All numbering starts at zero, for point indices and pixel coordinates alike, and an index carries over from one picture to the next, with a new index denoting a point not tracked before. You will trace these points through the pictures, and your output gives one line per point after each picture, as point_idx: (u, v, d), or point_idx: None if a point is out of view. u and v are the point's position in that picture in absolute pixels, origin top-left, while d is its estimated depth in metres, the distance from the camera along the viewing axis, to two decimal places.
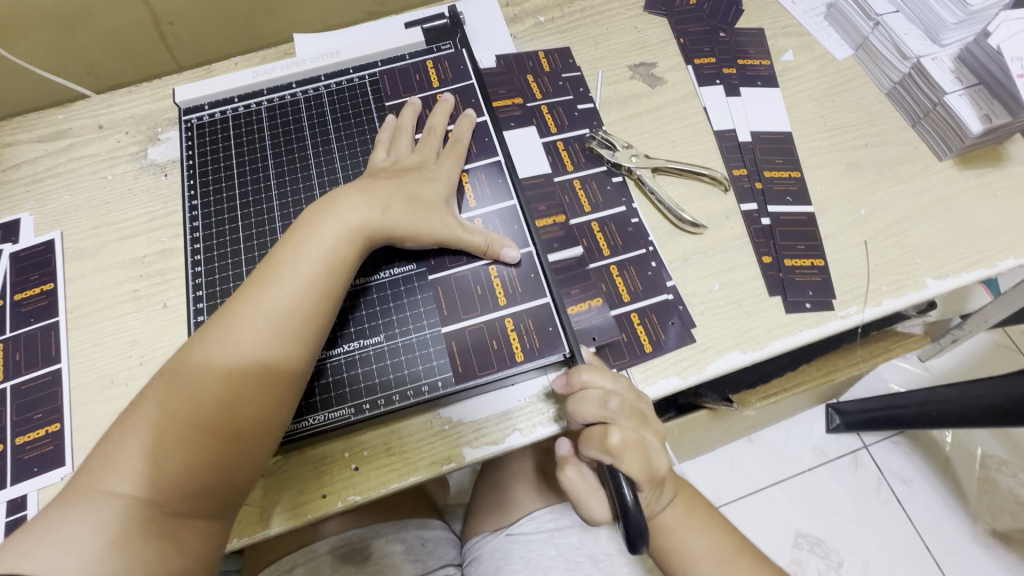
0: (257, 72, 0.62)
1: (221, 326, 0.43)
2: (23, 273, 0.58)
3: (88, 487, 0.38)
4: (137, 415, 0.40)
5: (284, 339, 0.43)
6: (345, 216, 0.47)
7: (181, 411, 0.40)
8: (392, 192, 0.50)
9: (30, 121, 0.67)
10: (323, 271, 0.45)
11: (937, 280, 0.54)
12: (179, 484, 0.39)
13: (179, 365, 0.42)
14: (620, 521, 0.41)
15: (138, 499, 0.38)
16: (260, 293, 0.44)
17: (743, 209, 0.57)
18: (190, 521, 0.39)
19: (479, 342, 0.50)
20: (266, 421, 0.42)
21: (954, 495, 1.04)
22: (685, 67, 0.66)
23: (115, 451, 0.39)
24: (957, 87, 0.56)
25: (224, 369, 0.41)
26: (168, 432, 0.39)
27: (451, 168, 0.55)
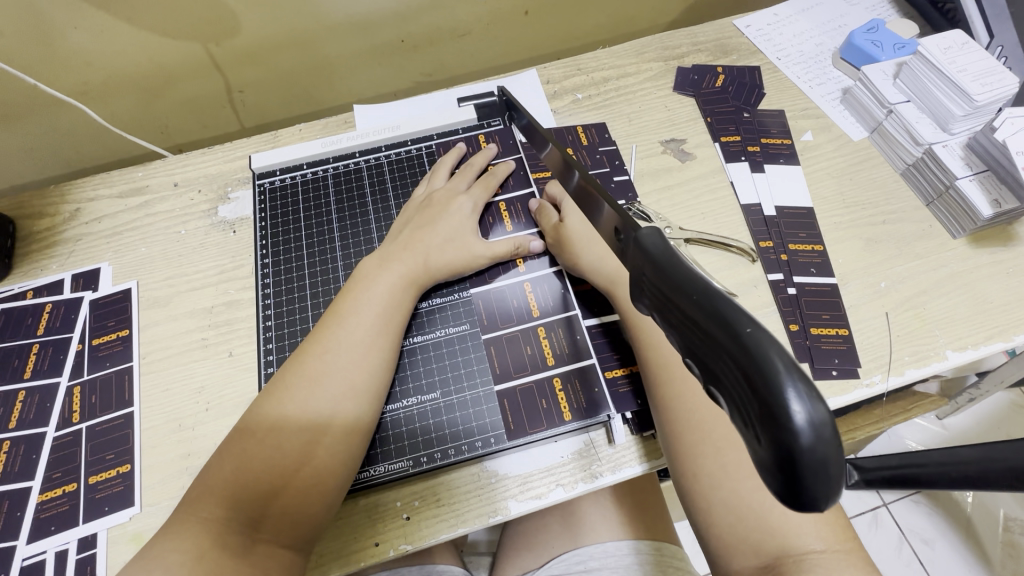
0: (325, 143, 0.69)
1: (299, 362, 0.49)
2: (101, 319, 0.63)
3: (189, 513, 0.42)
4: (230, 445, 0.46)
5: (356, 382, 0.49)
6: (397, 266, 0.55)
7: (266, 439, 0.45)
8: (441, 245, 0.57)
9: (112, 177, 0.73)
10: (383, 311, 0.52)
11: (956, 352, 0.57)
12: (267, 512, 0.43)
13: (262, 406, 0.47)
14: (775, 464, 0.20)
15: (229, 526, 0.42)
16: (329, 341, 0.50)
17: (770, 279, 0.61)
18: (275, 549, 0.43)
19: (528, 400, 0.54)
20: (340, 457, 0.46)
21: (977, 557, 1.07)
22: (712, 144, 0.71)
23: (212, 478, 0.44)
24: (968, 172, 0.61)
25: (301, 401, 0.47)
26: (255, 459, 0.44)
27: (478, 197, 0.62)
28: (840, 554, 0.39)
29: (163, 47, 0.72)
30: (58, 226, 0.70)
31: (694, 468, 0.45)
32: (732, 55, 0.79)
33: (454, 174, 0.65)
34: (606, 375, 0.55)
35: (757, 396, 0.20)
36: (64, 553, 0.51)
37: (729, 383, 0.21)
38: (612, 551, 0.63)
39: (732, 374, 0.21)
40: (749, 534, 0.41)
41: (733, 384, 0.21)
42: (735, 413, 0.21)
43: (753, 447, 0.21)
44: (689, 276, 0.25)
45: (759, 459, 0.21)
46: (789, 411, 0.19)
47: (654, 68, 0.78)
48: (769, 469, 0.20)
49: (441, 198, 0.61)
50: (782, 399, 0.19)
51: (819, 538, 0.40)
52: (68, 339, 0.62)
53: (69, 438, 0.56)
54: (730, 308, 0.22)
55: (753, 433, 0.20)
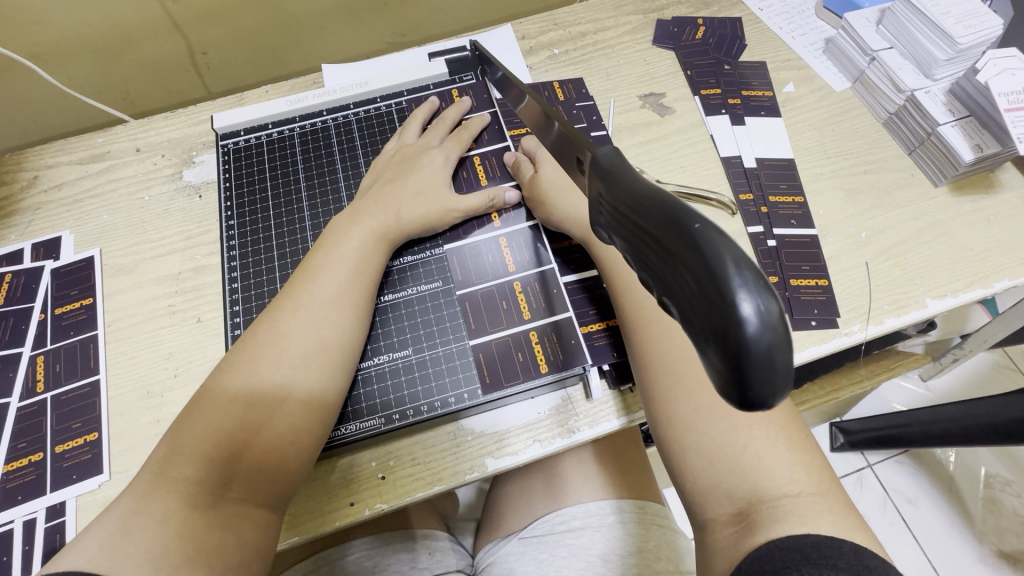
0: (290, 101, 0.67)
1: (269, 321, 0.47)
2: (63, 287, 0.61)
3: (157, 475, 0.41)
4: (200, 404, 0.44)
5: (327, 340, 0.47)
6: (367, 221, 0.53)
7: (236, 399, 0.44)
8: (411, 192, 0.56)
9: (71, 143, 0.70)
10: (355, 268, 0.51)
11: (935, 300, 0.57)
12: (237, 472, 0.42)
13: (232, 365, 0.46)
14: (724, 363, 0.20)
15: (199, 486, 0.41)
16: (297, 298, 0.48)
17: (750, 231, 0.60)
18: (247, 509, 0.42)
19: (504, 355, 0.53)
20: (314, 416, 0.45)
21: (958, 513, 1.09)
22: (692, 97, 0.69)
23: (180, 439, 0.43)
24: (950, 118, 0.60)
25: (272, 359, 0.45)
26: (225, 418, 0.43)
27: (451, 151, 0.60)
28: (813, 492, 0.39)
29: (116, 4, 0.68)
30: (15, 195, 0.67)
31: (666, 412, 0.44)
32: (713, 7, 0.77)
33: (428, 129, 0.63)
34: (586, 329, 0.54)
35: (710, 296, 0.20)
36: (32, 522, 0.50)
37: (680, 292, 0.21)
38: (594, 510, 0.63)
39: (686, 282, 0.21)
40: (718, 474, 0.41)
41: (686, 291, 0.21)
42: (685, 322, 0.22)
43: (703, 352, 0.21)
44: (645, 193, 0.25)
45: (709, 365, 0.21)
46: (739, 311, 0.19)
47: (633, 21, 0.76)
48: (720, 374, 0.20)
49: (412, 153, 0.59)
50: (735, 300, 0.19)
51: (792, 483, 0.39)
52: (29, 308, 0.60)
53: (33, 407, 0.55)
54: (685, 217, 0.22)
55: (705, 336, 0.20)
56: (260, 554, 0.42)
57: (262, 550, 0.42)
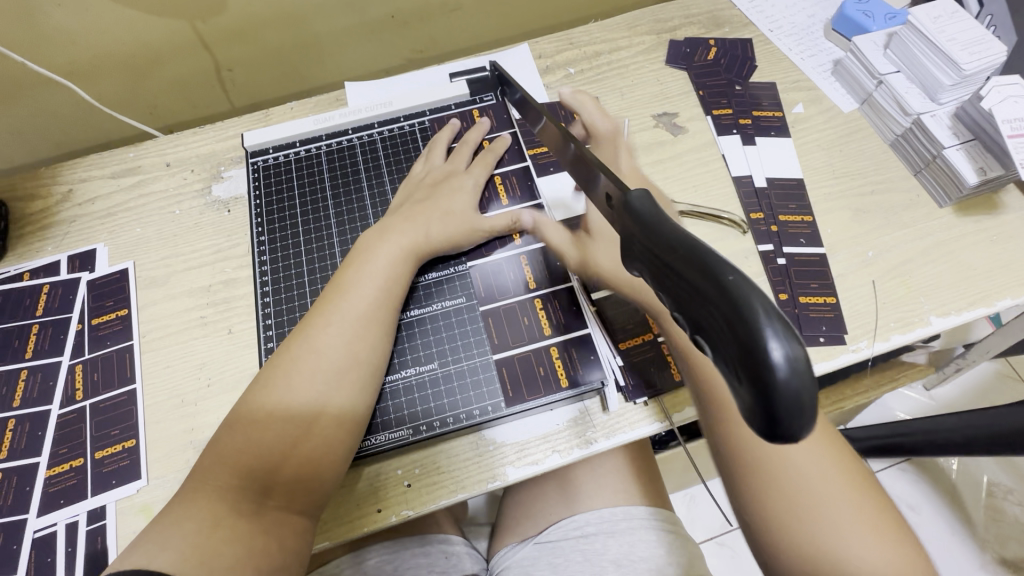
0: (317, 120, 0.69)
1: (302, 335, 0.50)
2: (99, 299, 0.63)
3: (202, 484, 0.44)
4: (238, 418, 0.47)
5: (358, 354, 0.49)
6: (396, 239, 0.56)
7: (273, 412, 0.46)
8: (435, 207, 0.59)
9: (104, 158, 0.73)
10: (384, 283, 0.53)
11: (940, 318, 0.59)
12: (276, 482, 0.44)
13: (268, 379, 0.48)
14: (754, 400, 0.22)
15: (242, 494, 0.43)
16: (329, 313, 0.50)
17: (760, 249, 0.63)
18: (287, 516, 0.45)
19: (525, 369, 0.56)
20: (346, 428, 0.48)
21: (960, 520, 1.11)
22: (704, 117, 0.72)
23: (222, 449, 0.45)
24: (954, 142, 0.62)
25: (307, 374, 0.47)
26: (264, 430, 0.45)
27: (478, 174, 0.63)
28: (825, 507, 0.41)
29: (148, 25, 0.71)
30: (51, 208, 0.69)
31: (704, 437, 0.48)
32: (724, 28, 0.79)
33: (452, 151, 0.66)
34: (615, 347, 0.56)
35: (741, 345, 0.22)
36: (74, 525, 0.53)
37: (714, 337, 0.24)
38: (607, 518, 0.66)
39: (716, 322, 0.23)
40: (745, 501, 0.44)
41: (716, 330, 0.23)
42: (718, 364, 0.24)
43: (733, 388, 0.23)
44: (676, 236, 0.27)
45: (740, 399, 0.23)
46: (769, 350, 0.21)
47: (646, 41, 0.78)
48: (751, 407, 0.23)
49: (441, 177, 0.62)
50: (764, 342, 0.21)
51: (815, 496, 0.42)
52: (67, 319, 0.63)
53: (73, 414, 0.57)
54: (715, 262, 0.24)
55: (737, 376, 0.22)
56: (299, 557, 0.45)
57: (301, 555, 0.45)
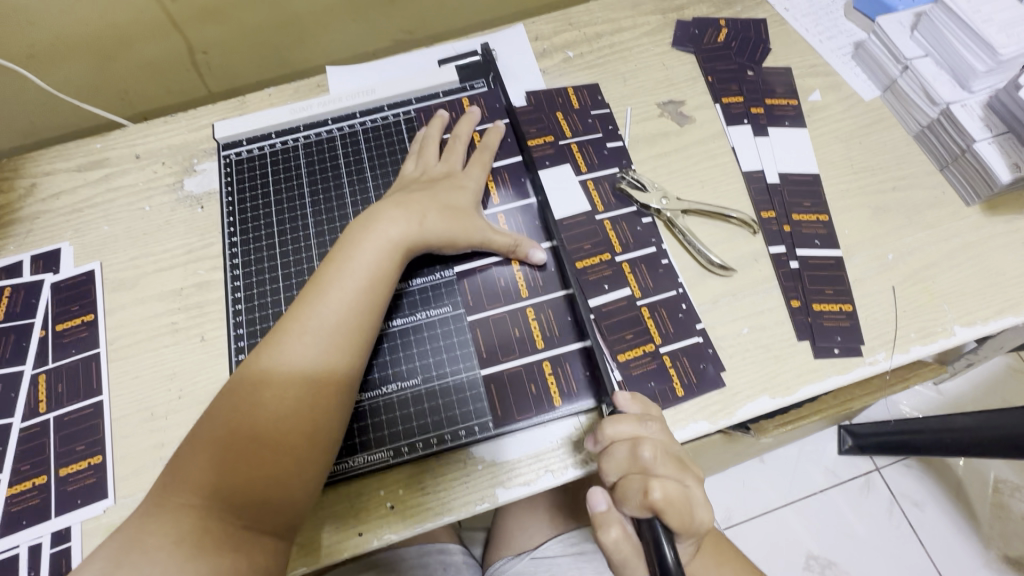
0: (294, 109, 0.64)
1: (274, 344, 0.46)
2: (64, 303, 0.60)
3: (166, 500, 0.41)
4: (204, 433, 0.43)
5: (335, 366, 0.46)
6: (380, 237, 0.50)
7: (242, 427, 0.43)
8: (427, 199, 0.54)
9: (69, 149, 0.68)
10: (365, 284, 0.48)
11: (964, 328, 0.54)
12: (244, 500, 0.41)
13: (238, 392, 0.44)
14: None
15: (205, 515, 0.40)
16: (303, 320, 0.46)
17: (772, 252, 0.58)
18: (256, 535, 0.42)
19: (516, 386, 0.52)
20: (321, 445, 0.44)
21: (966, 521, 1.08)
22: (713, 105, 0.66)
23: (185, 468, 0.42)
24: (986, 134, 0.57)
25: (280, 386, 0.44)
26: (231, 448, 0.42)
27: (476, 173, 0.58)
28: None
29: (113, 3, 0.66)
30: (13, 204, 0.65)
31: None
32: (736, 7, 0.73)
33: (444, 149, 0.60)
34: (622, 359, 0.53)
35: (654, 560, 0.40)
36: (38, 547, 0.50)
37: None
38: None
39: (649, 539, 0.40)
40: None
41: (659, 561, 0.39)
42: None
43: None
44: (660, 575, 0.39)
45: None
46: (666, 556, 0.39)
47: (652, 21, 0.72)
48: None
49: (436, 175, 0.57)
50: (660, 543, 0.40)
51: None
52: (29, 324, 0.59)
53: (36, 428, 0.54)
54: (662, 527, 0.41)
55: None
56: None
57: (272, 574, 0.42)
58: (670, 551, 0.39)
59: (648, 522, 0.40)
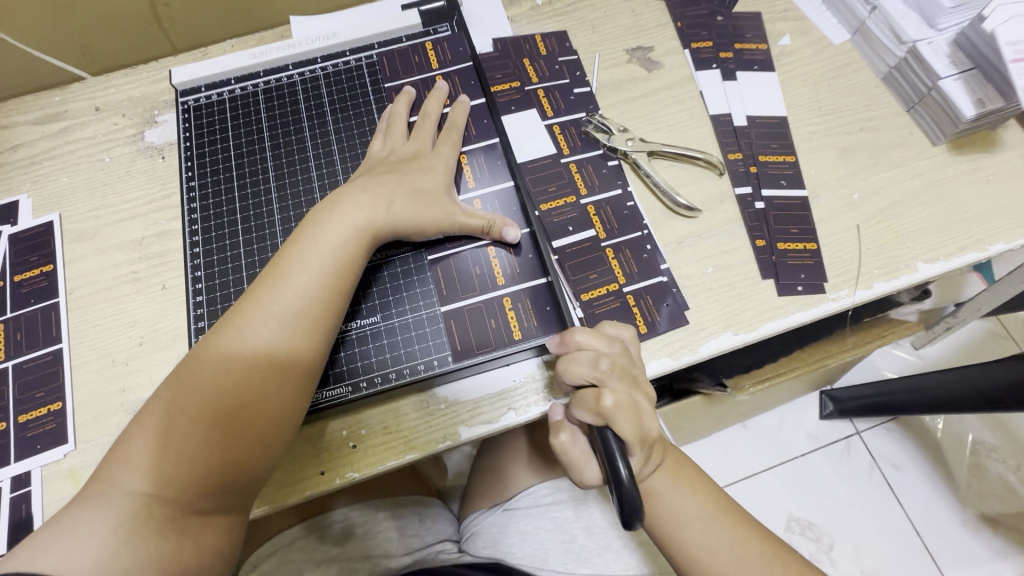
0: (253, 54, 0.62)
1: (235, 322, 0.44)
2: (22, 254, 0.59)
3: (111, 484, 0.39)
4: (158, 414, 0.42)
5: (298, 350, 0.44)
6: (347, 219, 0.48)
7: (199, 411, 0.41)
8: (395, 182, 0.51)
9: (27, 103, 0.67)
10: (336, 267, 0.46)
11: (927, 264, 0.54)
12: (198, 485, 0.40)
13: (195, 373, 0.43)
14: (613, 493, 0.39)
15: (153, 502, 0.39)
16: (268, 298, 0.44)
17: (738, 192, 0.58)
18: (209, 518, 0.41)
19: (476, 321, 0.51)
20: (281, 427, 0.44)
21: (943, 480, 1.10)
22: (682, 51, 0.65)
23: (136, 450, 0.40)
24: (952, 71, 0.57)
25: (242, 369, 0.43)
26: (186, 432, 0.41)
27: (448, 155, 0.55)
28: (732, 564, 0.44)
29: None
30: None
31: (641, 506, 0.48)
32: None
33: (412, 126, 0.57)
34: (586, 297, 0.53)
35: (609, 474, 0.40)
36: None
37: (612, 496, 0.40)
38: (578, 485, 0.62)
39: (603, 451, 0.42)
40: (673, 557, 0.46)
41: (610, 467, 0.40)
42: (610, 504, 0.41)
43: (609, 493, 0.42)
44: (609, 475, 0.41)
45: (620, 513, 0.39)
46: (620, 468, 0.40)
47: None
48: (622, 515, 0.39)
49: (405, 156, 0.54)
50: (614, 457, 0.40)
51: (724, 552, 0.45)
52: None
53: None
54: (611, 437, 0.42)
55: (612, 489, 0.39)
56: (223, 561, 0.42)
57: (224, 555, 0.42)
58: (625, 466, 0.40)
59: (598, 428, 0.42)
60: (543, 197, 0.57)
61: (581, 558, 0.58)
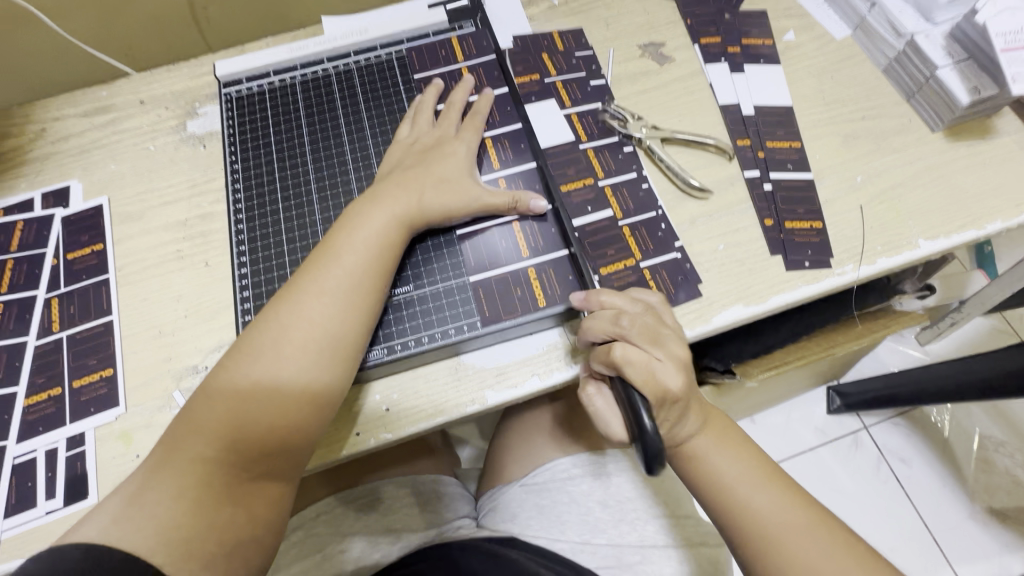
0: (291, 49, 0.67)
1: (290, 301, 0.47)
2: (74, 234, 0.63)
3: (176, 453, 0.42)
4: (219, 388, 0.44)
5: (347, 329, 0.47)
6: (389, 205, 0.52)
7: (257, 386, 0.44)
8: (423, 173, 0.55)
9: (76, 96, 0.71)
10: (379, 249, 0.50)
11: (928, 241, 0.57)
12: (255, 456, 0.43)
13: (252, 348, 0.45)
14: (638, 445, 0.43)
15: (213, 471, 0.42)
16: (318, 279, 0.48)
17: (747, 176, 0.61)
18: (261, 487, 0.44)
19: (502, 291, 0.55)
20: (329, 403, 0.46)
21: (952, 473, 1.11)
22: (692, 46, 0.69)
23: (199, 420, 0.43)
24: (948, 61, 0.60)
25: (298, 346, 0.45)
26: (245, 406, 0.44)
27: (471, 141, 0.59)
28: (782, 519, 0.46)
29: None
30: (25, 146, 0.68)
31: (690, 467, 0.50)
32: None
33: (438, 116, 0.61)
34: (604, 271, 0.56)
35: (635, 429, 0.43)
36: (54, 451, 0.53)
37: (637, 446, 0.43)
38: (597, 460, 0.65)
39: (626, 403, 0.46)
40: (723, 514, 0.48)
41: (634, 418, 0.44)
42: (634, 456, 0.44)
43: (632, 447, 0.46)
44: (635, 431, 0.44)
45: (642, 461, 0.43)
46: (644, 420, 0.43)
47: None
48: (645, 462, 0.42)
49: (431, 143, 0.58)
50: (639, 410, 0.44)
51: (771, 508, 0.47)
52: (41, 254, 0.62)
53: (49, 346, 0.57)
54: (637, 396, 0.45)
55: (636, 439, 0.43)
56: (273, 528, 0.45)
57: (274, 523, 0.45)
58: (649, 421, 0.43)
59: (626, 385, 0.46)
60: (563, 179, 0.61)
61: (598, 529, 0.60)
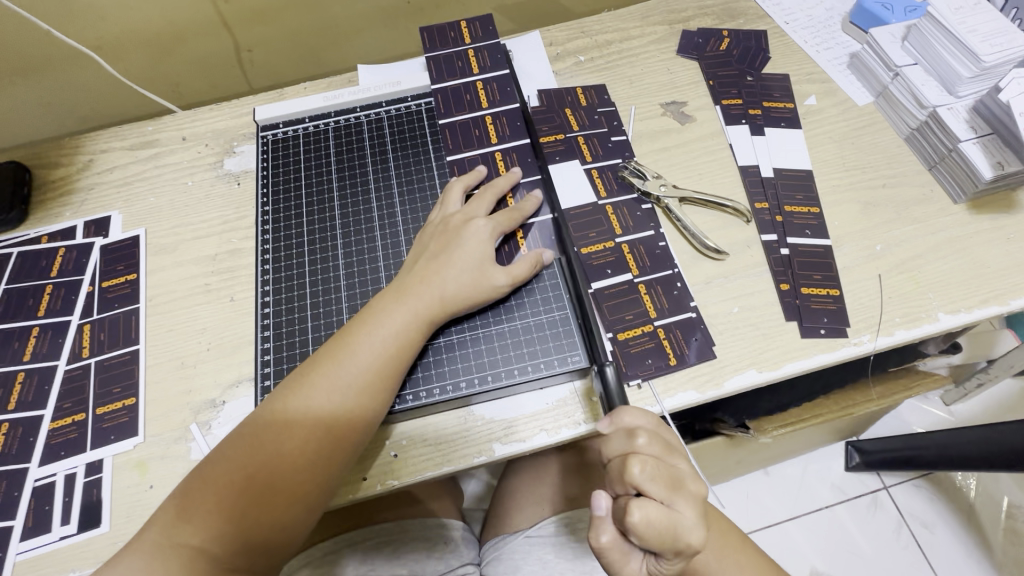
0: (327, 97, 0.71)
1: (302, 392, 0.48)
2: (111, 263, 0.66)
3: (170, 535, 0.44)
4: (219, 470, 0.46)
5: (350, 425, 0.47)
6: (410, 303, 0.52)
7: (256, 474, 0.45)
8: (435, 259, 0.54)
9: (124, 131, 0.75)
10: (395, 350, 0.50)
11: (949, 315, 0.57)
12: (246, 543, 0.44)
13: (257, 434, 0.47)
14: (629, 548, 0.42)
15: (202, 557, 0.43)
16: (330, 376, 0.48)
17: (764, 239, 0.62)
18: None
19: (516, 345, 0.56)
20: (315, 497, 0.46)
21: (978, 545, 1.06)
22: (713, 106, 0.71)
23: (197, 500, 0.45)
24: (971, 135, 0.60)
25: (301, 437, 0.46)
26: (239, 493, 0.45)
27: (496, 220, 0.57)
28: None
29: (173, 4, 0.78)
30: (72, 176, 0.72)
31: None
32: (738, 19, 0.78)
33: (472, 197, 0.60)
34: (625, 336, 0.56)
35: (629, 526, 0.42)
36: (72, 476, 0.54)
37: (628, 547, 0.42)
38: None
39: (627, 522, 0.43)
40: None
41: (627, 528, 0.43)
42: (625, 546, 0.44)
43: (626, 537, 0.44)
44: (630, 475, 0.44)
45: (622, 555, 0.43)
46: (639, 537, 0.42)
47: (659, 31, 0.77)
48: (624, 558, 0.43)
49: (456, 223, 0.57)
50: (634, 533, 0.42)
51: None
52: (79, 281, 0.65)
53: (78, 371, 0.59)
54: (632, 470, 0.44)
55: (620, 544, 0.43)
56: None
57: None
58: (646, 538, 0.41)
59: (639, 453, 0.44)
60: (584, 242, 0.61)
61: None
